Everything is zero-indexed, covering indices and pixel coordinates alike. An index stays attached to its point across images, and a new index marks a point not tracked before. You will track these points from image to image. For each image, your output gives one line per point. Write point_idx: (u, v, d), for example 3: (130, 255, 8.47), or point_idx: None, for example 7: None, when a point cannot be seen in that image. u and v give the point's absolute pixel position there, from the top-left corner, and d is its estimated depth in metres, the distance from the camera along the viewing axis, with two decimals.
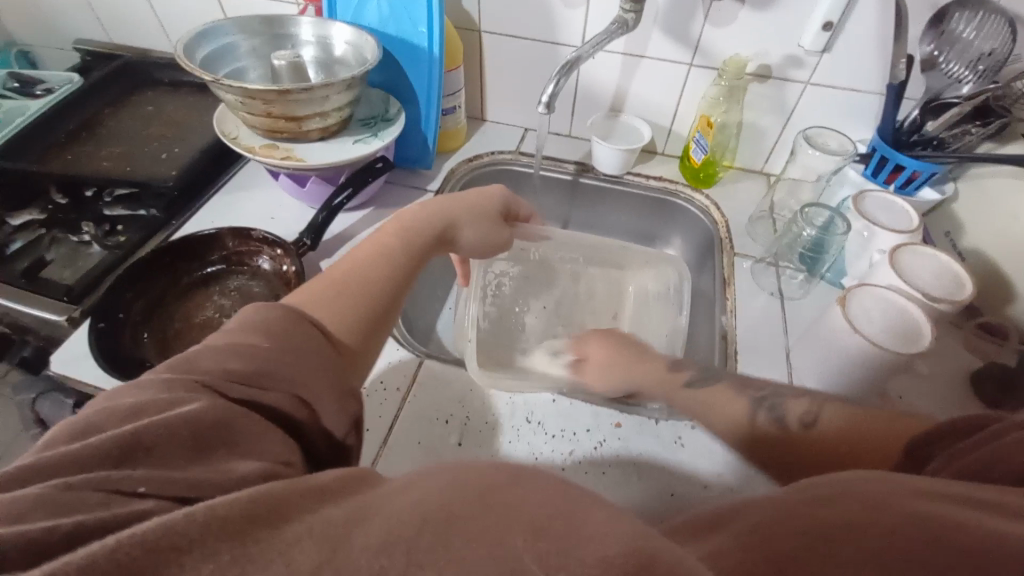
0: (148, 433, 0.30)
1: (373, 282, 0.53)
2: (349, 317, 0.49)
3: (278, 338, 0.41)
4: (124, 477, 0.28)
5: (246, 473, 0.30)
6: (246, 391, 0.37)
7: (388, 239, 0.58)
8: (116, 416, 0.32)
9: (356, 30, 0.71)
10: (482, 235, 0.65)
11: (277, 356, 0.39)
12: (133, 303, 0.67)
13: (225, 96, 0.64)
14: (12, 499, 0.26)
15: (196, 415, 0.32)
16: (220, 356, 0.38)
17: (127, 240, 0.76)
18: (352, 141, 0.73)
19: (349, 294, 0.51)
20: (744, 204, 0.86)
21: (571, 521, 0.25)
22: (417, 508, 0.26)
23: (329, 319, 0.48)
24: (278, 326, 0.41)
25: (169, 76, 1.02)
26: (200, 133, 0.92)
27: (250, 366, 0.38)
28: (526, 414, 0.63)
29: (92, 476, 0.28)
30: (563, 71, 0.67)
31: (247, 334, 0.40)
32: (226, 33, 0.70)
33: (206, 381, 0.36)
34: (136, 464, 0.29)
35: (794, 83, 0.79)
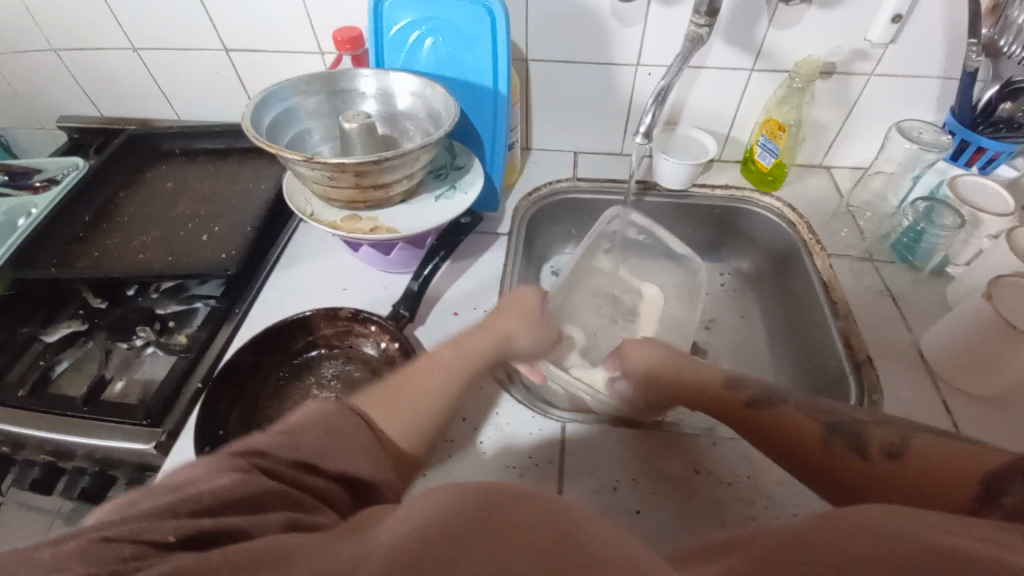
0: (185, 497, 0.30)
1: (433, 385, 0.52)
2: (407, 420, 0.47)
3: (329, 426, 0.39)
4: (161, 528, 0.28)
5: (278, 524, 0.30)
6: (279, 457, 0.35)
7: (445, 351, 0.56)
8: (160, 489, 0.31)
9: (422, 79, 0.65)
10: (535, 331, 0.63)
11: (326, 442, 0.37)
12: (231, 414, 0.59)
13: (308, 172, 0.58)
14: (55, 552, 0.26)
15: (232, 486, 0.31)
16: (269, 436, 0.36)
17: (193, 340, 0.67)
18: (434, 198, 0.68)
19: (406, 392, 0.49)
20: (817, 201, 0.85)
21: (573, 542, 0.25)
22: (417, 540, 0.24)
23: (383, 414, 0.46)
24: (335, 423, 0.39)
25: (180, 145, 0.93)
26: (236, 205, 0.83)
27: (299, 446, 0.36)
28: (694, 466, 0.58)
29: (125, 529, 0.27)
30: (657, 100, 0.67)
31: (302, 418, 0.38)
32: (280, 98, 0.63)
33: (250, 444, 0.35)
34: (175, 515, 0.29)
35: (859, 75, 0.78)
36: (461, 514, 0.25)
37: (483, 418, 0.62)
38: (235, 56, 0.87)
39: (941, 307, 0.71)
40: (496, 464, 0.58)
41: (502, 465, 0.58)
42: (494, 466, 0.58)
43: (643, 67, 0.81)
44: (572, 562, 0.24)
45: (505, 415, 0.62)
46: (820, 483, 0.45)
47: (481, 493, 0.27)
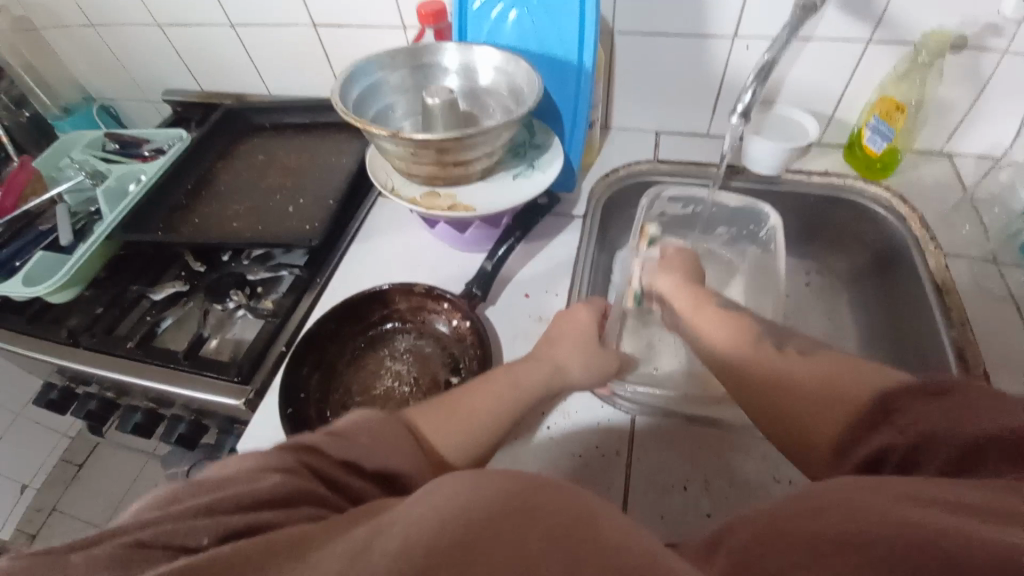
0: (221, 502, 0.31)
1: (484, 412, 0.52)
2: (456, 443, 0.49)
3: (379, 440, 0.41)
4: (191, 529, 0.29)
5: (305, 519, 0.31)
6: (331, 468, 0.37)
7: (500, 381, 0.55)
8: (201, 486, 0.32)
9: (507, 53, 0.64)
10: (590, 364, 0.59)
11: (373, 451, 0.40)
12: (311, 378, 0.62)
13: (391, 147, 0.58)
14: (91, 560, 0.27)
15: (266, 488, 0.32)
16: (323, 438, 0.39)
17: (279, 306, 0.70)
18: (511, 177, 0.66)
19: (456, 415, 0.50)
20: (932, 193, 0.76)
21: (591, 531, 0.23)
22: (439, 520, 0.23)
23: (435, 435, 0.48)
24: (385, 434, 0.42)
25: (269, 119, 0.98)
26: (319, 178, 0.86)
27: (346, 454, 0.38)
28: (773, 473, 0.54)
29: (159, 531, 0.28)
30: (758, 78, 0.62)
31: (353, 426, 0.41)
32: (366, 73, 0.64)
33: (292, 444, 0.38)
34: (210, 513, 0.30)
35: (999, 53, 0.68)
36: (487, 502, 0.24)
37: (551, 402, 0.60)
38: (323, 32, 0.89)
39: None
40: (562, 451, 0.57)
41: (567, 452, 0.57)
42: (558, 453, 0.57)
43: (740, 40, 0.75)
44: (594, 549, 0.22)
45: (573, 402, 0.60)
46: (735, 387, 0.51)
47: (494, 477, 0.26)
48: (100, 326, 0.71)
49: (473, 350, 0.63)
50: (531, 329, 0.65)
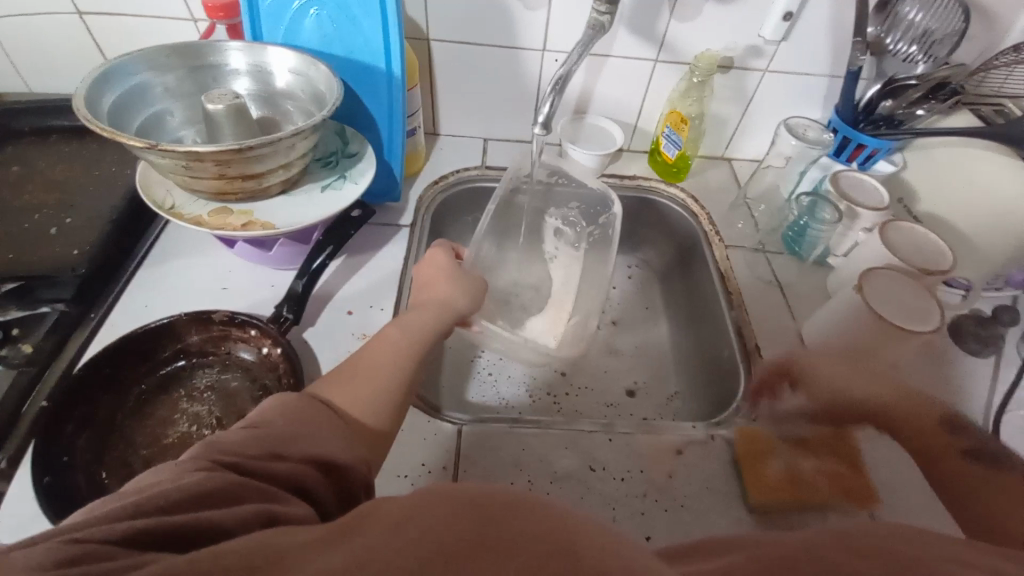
0: (157, 502, 0.26)
1: (379, 364, 0.48)
2: (368, 402, 0.45)
3: (294, 419, 0.38)
4: (122, 529, 0.24)
5: (259, 520, 0.27)
6: (263, 461, 0.32)
7: (392, 331, 0.53)
8: (124, 495, 0.27)
9: (302, 55, 0.59)
10: (465, 289, 0.61)
11: (293, 431, 0.36)
12: (79, 438, 0.52)
13: (158, 160, 0.50)
14: (18, 563, 0.22)
15: (198, 484, 0.28)
16: (235, 432, 0.35)
17: (37, 352, 0.57)
18: (319, 189, 0.62)
19: (357, 377, 0.46)
20: (717, 194, 0.87)
21: (570, 553, 0.23)
22: (414, 541, 0.23)
23: (341, 396, 0.44)
24: (297, 409, 0.39)
25: (25, 123, 0.80)
26: (96, 194, 0.73)
27: (268, 445, 0.34)
28: (589, 463, 0.58)
29: (95, 531, 0.24)
30: (555, 89, 0.67)
31: (267, 416, 0.37)
32: (129, 71, 0.56)
33: (210, 446, 0.32)
34: (150, 513, 0.25)
35: (756, 71, 0.80)
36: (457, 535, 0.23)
37: None
38: (89, 20, 0.76)
39: (820, 296, 0.75)
40: (388, 474, 0.55)
41: (393, 474, 0.55)
42: (384, 476, 0.55)
43: (549, 53, 0.79)
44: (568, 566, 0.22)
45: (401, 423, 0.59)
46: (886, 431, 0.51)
47: (469, 491, 0.25)
48: None
49: (286, 379, 0.58)
50: (354, 347, 0.62)
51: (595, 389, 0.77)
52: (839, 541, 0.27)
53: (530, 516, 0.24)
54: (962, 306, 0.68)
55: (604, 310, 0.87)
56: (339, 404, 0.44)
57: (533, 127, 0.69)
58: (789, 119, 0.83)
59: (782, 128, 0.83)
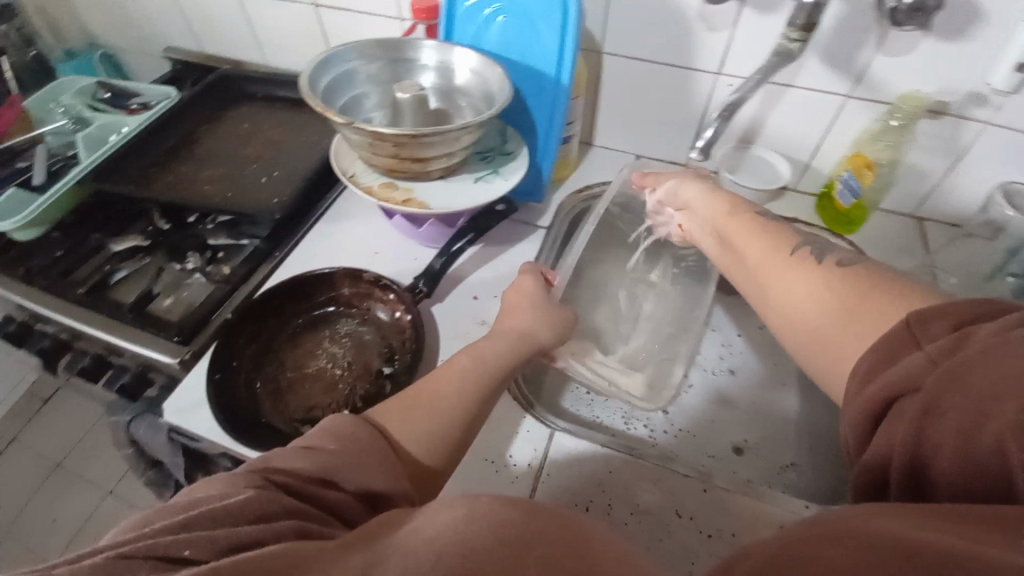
0: (198, 519, 0.31)
1: (443, 392, 0.51)
2: (423, 430, 0.47)
3: (347, 443, 0.42)
4: (172, 540, 0.30)
5: (286, 533, 0.32)
6: (305, 483, 0.37)
7: (462, 362, 0.54)
8: (174, 510, 0.33)
9: (483, 57, 0.65)
10: (548, 322, 0.61)
11: (343, 457, 0.40)
12: (246, 349, 0.63)
13: (351, 135, 0.59)
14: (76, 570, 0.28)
15: (240, 504, 0.33)
16: (290, 452, 0.40)
17: (233, 273, 0.71)
18: (473, 180, 0.68)
19: (416, 409, 0.49)
20: (895, 256, 0.76)
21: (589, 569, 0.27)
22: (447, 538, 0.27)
23: (399, 426, 0.47)
24: (351, 433, 0.43)
25: (262, 89, 0.99)
26: (298, 155, 0.87)
27: (315, 466, 0.39)
28: (676, 507, 0.55)
29: (142, 543, 0.29)
30: (722, 115, 0.64)
31: (322, 438, 0.42)
32: (345, 58, 0.66)
33: (260, 466, 0.38)
34: (191, 529, 0.31)
35: (975, 122, 0.68)
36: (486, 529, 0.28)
37: None
38: (323, 12, 0.90)
39: None
40: (477, 456, 0.58)
41: (483, 458, 0.58)
42: (474, 457, 0.58)
43: (723, 77, 0.75)
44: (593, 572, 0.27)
45: (498, 412, 0.62)
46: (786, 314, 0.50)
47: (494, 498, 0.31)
48: (58, 269, 0.72)
49: (410, 344, 0.64)
50: (471, 330, 0.66)
51: (699, 434, 0.73)
52: (816, 531, 0.27)
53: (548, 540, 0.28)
54: None
55: (724, 352, 0.81)
56: (396, 436, 0.46)
57: (691, 151, 0.67)
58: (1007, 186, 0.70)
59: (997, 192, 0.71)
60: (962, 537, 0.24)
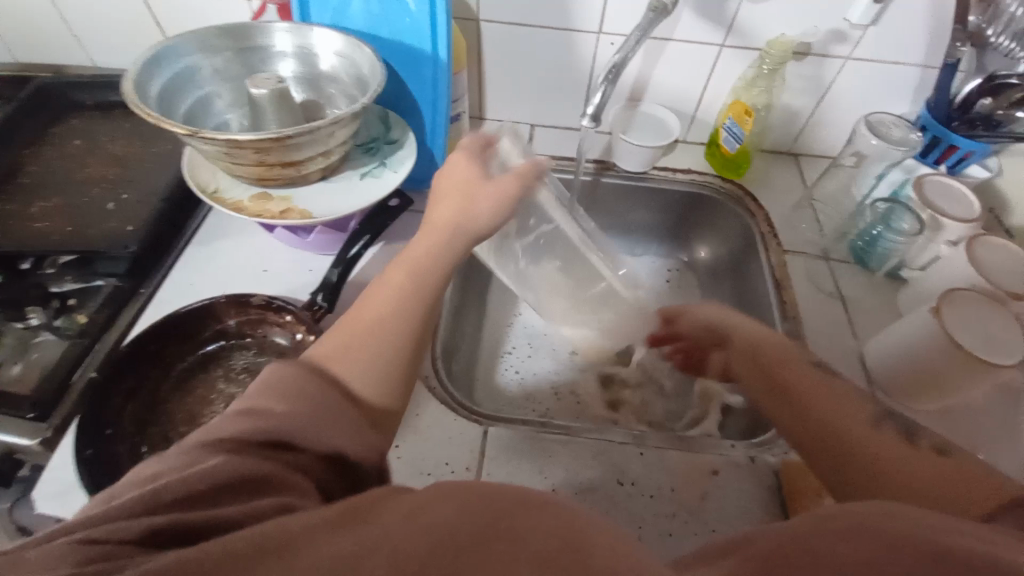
0: (169, 489, 0.26)
1: (385, 313, 0.41)
2: (373, 367, 0.38)
3: (297, 403, 0.32)
4: (143, 522, 0.24)
5: (265, 509, 0.26)
6: (269, 446, 0.30)
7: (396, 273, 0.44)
8: (140, 481, 0.27)
9: (346, 37, 0.58)
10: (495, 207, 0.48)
11: (296, 418, 0.31)
12: (123, 411, 0.54)
13: (201, 146, 0.51)
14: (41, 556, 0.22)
15: (216, 470, 0.27)
16: (233, 419, 0.31)
17: (91, 323, 0.60)
18: (359, 176, 0.62)
19: (363, 343, 0.39)
20: (779, 194, 0.81)
21: (579, 554, 0.22)
22: (419, 533, 0.22)
23: (342, 362, 0.38)
24: (297, 385, 0.33)
25: (93, 97, 0.83)
26: (153, 171, 0.76)
27: (264, 423, 0.31)
28: (617, 476, 0.56)
29: (113, 527, 0.24)
30: (609, 77, 0.62)
31: (265, 397, 0.32)
32: (179, 53, 0.56)
33: (217, 432, 0.30)
34: (164, 506, 0.25)
35: (835, 59, 0.72)
36: (472, 518, 0.23)
37: (402, 419, 0.58)
38: None
39: (889, 317, 0.67)
40: (411, 471, 0.54)
41: (418, 472, 0.55)
42: (408, 472, 0.54)
43: (604, 36, 0.73)
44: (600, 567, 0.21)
45: (427, 419, 0.58)
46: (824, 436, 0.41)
47: (488, 487, 0.25)
48: None
49: None
50: None
51: (636, 398, 0.74)
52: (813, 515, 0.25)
53: (540, 512, 0.23)
54: None
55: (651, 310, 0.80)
56: (341, 376, 0.37)
57: (583, 117, 0.65)
58: (869, 116, 0.74)
59: (860, 124, 0.74)
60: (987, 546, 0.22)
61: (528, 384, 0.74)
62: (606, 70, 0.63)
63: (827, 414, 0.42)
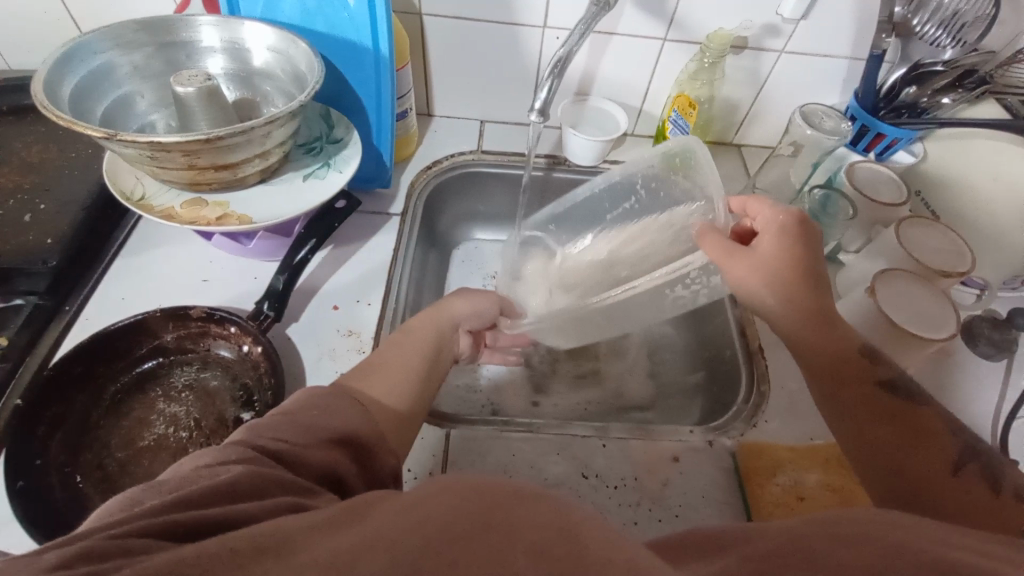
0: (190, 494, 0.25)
1: (398, 356, 0.49)
2: (396, 389, 0.46)
3: (335, 413, 0.37)
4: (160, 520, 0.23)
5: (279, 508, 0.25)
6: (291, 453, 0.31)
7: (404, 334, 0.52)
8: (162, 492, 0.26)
9: (280, 32, 0.55)
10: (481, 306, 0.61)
11: (335, 424, 0.36)
12: (53, 440, 0.50)
13: (123, 150, 0.47)
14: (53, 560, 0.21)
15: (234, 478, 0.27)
16: (272, 424, 0.34)
17: (10, 346, 0.55)
18: (301, 178, 0.59)
19: (382, 370, 0.47)
20: (724, 184, 0.83)
21: (573, 542, 0.21)
22: (418, 525, 0.22)
23: (369, 385, 0.45)
24: (332, 403, 0.38)
25: (2, 100, 0.76)
26: (73, 179, 0.70)
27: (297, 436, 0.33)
28: (581, 469, 0.56)
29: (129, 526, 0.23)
30: (554, 72, 0.62)
31: (307, 408, 0.36)
32: (92, 50, 0.52)
33: (243, 438, 0.32)
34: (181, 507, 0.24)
35: (770, 52, 0.75)
36: (462, 508, 0.22)
37: None
38: None
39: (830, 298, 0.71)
40: None
41: None
42: None
43: (550, 31, 0.73)
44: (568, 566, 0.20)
45: None
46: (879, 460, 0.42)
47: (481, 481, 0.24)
48: None
49: (266, 379, 0.55)
50: (337, 345, 0.59)
51: (595, 389, 0.75)
52: None
53: (534, 506, 0.23)
54: (976, 307, 0.65)
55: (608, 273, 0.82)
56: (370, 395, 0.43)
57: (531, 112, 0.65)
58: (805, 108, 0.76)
59: (796, 115, 0.76)
60: (945, 544, 0.23)
61: (489, 382, 0.74)
62: (551, 65, 0.63)
63: (903, 454, 0.41)
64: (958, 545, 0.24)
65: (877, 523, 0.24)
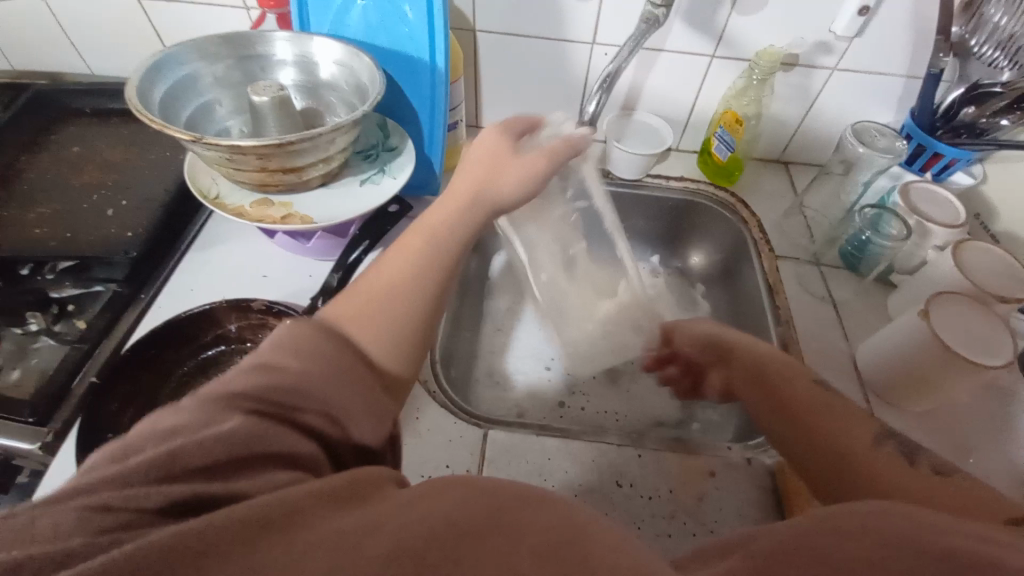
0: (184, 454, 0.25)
1: (399, 277, 0.41)
2: (390, 333, 0.38)
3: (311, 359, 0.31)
4: (162, 489, 0.24)
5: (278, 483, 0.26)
6: (280, 407, 0.29)
7: (417, 242, 0.44)
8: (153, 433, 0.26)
9: (346, 46, 0.59)
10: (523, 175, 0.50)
11: (311, 376, 0.31)
12: (123, 415, 0.54)
13: (204, 152, 0.51)
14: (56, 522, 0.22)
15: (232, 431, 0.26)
16: (246, 374, 0.30)
17: (90, 327, 0.60)
18: (358, 182, 0.63)
19: (380, 302, 0.39)
20: (770, 200, 0.82)
21: (579, 545, 0.23)
22: (426, 516, 0.23)
23: (359, 328, 0.37)
24: (311, 344, 0.32)
25: (92, 104, 0.84)
26: (151, 177, 0.76)
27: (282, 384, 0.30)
28: (616, 477, 0.56)
29: (129, 492, 0.24)
30: (603, 87, 0.64)
31: (282, 353, 0.32)
32: (179, 61, 0.57)
33: (227, 388, 0.29)
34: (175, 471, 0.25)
35: (821, 69, 0.74)
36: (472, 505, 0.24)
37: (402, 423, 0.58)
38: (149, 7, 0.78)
39: (879, 321, 0.69)
40: (412, 474, 0.55)
41: (418, 475, 0.55)
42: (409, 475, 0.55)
43: (598, 46, 0.75)
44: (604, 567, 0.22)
45: (427, 422, 0.59)
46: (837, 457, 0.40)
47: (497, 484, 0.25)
48: None
49: None
50: None
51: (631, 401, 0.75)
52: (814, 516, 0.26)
53: (542, 509, 0.24)
54: None
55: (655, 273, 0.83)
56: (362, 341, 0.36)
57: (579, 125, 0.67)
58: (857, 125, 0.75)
59: (848, 133, 0.75)
60: (972, 536, 0.23)
61: (525, 388, 0.75)
62: (600, 79, 0.64)
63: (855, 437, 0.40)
64: (954, 530, 0.24)
65: (915, 525, 0.24)
